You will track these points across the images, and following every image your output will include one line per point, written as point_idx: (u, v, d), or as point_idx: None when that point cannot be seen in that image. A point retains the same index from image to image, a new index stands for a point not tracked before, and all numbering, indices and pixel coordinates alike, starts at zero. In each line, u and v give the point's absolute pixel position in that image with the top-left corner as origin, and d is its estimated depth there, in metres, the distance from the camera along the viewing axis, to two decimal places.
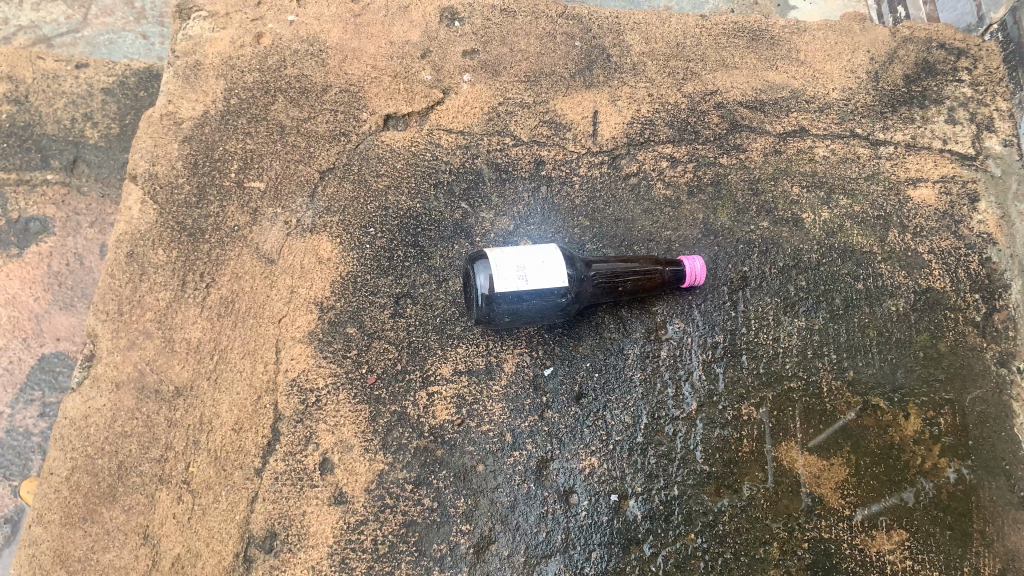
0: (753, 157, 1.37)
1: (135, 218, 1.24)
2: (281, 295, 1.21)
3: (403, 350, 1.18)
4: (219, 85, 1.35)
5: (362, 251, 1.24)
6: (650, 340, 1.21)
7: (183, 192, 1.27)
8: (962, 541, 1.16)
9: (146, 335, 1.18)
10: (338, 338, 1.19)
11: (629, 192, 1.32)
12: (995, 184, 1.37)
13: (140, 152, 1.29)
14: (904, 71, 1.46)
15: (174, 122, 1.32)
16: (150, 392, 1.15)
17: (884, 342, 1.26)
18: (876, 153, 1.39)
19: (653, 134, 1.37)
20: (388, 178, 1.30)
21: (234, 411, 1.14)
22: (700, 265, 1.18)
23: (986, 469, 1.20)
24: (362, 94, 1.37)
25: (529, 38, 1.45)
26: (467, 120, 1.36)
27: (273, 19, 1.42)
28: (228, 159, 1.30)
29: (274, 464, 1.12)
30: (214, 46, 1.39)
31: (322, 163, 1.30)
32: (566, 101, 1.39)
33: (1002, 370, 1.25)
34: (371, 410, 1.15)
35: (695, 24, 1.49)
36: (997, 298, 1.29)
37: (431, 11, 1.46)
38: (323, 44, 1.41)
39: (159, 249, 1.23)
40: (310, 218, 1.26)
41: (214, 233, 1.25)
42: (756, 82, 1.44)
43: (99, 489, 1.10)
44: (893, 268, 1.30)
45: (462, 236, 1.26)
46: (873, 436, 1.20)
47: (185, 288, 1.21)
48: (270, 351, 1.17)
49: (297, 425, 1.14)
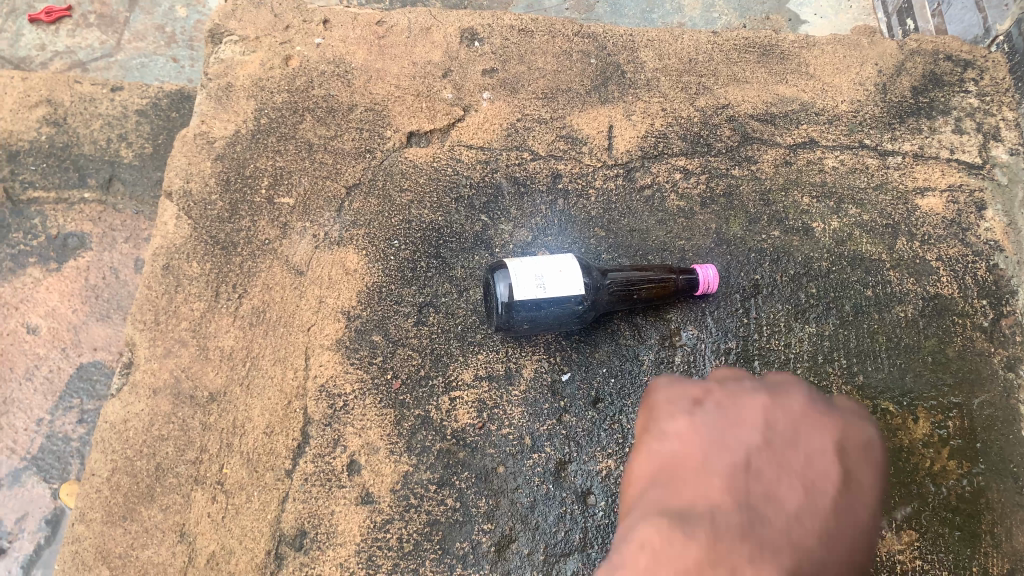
0: (764, 169, 1.41)
1: (170, 233, 1.31)
2: (309, 305, 1.27)
3: (426, 357, 1.23)
4: (250, 105, 1.42)
5: (387, 262, 1.30)
6: (665, 346, 1.26)
7: (215, 208, 1.33)
8: (971, 542, 1.18)
9: (181, 344, 1.23)
10: (365, 346, 1.24)
11: (643, 204, 1.37)
12: (1002, 192, 1.40)
13: (175, 170, 1.36)
14: (911, 83, 1.50)
15: (207, 141, 1.39)
16: (186, 397, 1.20)
17: (893, 347, 1.29)
18: (885, 164, 1.42)
19: (666, 146, 1.42)
20: (411, 193, 1.36)
21: (266, 415, 1.19)
22: (713, 273, 1.21)
23: (994, 471, 1.22)
24: (386, 112, 1.43)
25: (545, 57, 1.50)
26: (487, 136, 1.41)
27: (301, 42, 1.49)
28: (259, 176, 1.36)
29: (304, 465, 1.17)
30: (245, 68, 1.46)
31: (348, 178, 1.36)
32: (582, 117, 1.44)
33: (1009, 375, 1.28)
34: (396, 414, 1.20)
35: (706, 41, 1.54)
36: (1004, 304, 1.32)
37: (451, 32, 1.51)
38: (348, 65, 1.47)
39: (194, 262, 1.29)
40: (338, 231, 1.32)
41: (246, 246, 1.30)
42: (767, 96, 1.48)
43: (139, 489, 1.15)
44: (902, 275, 1.34)
45: (481, 248, 1.31)
46: (883, 439, 1.23)
47: (218, 298, 1.26)
48: (299, 358, 1.22)
49: (326, 429, 1.19)
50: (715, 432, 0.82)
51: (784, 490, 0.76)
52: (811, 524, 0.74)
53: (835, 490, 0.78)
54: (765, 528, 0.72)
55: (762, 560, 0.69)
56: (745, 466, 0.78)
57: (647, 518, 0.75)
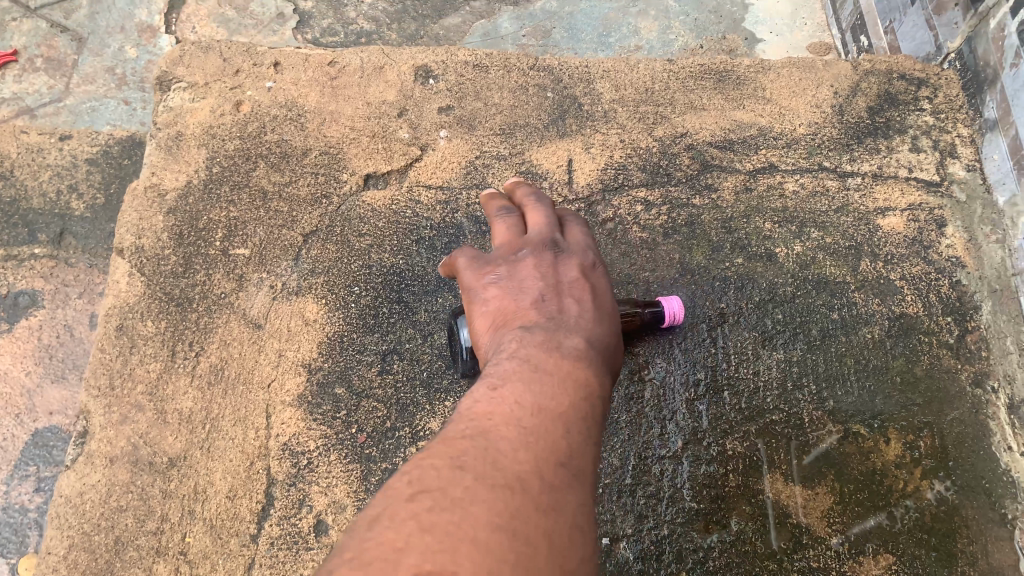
0: (725, 196, 1.40)
1: (123, 292, 1.29)
2: (269, 359, 1.24)
3: (391, 407, 1.20)
4: (201, 155, 1.39)
5: (348, 310, 1.27)
6: (634, 381, 1.26)
7: (169, 263, 1.31)
8: (948, 562, 1.15)
9: (138, 408, 1.21)
10: (328, 400, 1.21)
11: (607, 238, 1.35)
12: (961, 209, 1.40)
13: (126, 226, 1.34)
14: (867, 103, 1.51)
15: (158, 195, 1.36)
16: (144, 464, 1.18)
17: (862, 370, 1.28)
18: (845, 185, 1.42)
19: (627, 178, 1.41)
20: (370, 237, 1.33)
21: (227, 478, 1.17)
22: (678, 306, 1.21)
23: (967, 489, 1.20)
24: (341, 155, 1.40)
25: (501, 92, 1.48)
26: (446, 175, 1.39)
27: (251, 87, 1.47)
28: (212, 228, 1.33)
29: (269, 528, 1.14)
30: (194, 116, 1.43)
31: (305, 225, 1.33)
32: (540, 151, 1.43)
33: (977, 391, 1.26)
34: (362, 469, 1.17)
35: (662, 69, 1.53)
36: (968, 320, 1.31)
37: (405, 71, 1.50)
38: (301, 109, 1.44)
39: (148, 321, 1.27)
40: (296, 280, 1.29)
41: (202, 301, 1.28)
42: (725, 122, 1.47)
43: (98, 565, 1.12)
44: (867, 296, 1.33)
45: (445, 290, 1.28)
46: (855, 463, 1.22)
47: (175, 358, 1.24)
48: (260, 417, 1.20)
49: (290, 489, 1.16)
50: (519, 274, 0.98)
51: (579, 323, 0.91)
52: (599, 333, 0.91)
53: (611, 314, 0.97)
54: (573, 342, 0.87)
55: (584, 370, 0.83)
56: (540, 300, 0.94)
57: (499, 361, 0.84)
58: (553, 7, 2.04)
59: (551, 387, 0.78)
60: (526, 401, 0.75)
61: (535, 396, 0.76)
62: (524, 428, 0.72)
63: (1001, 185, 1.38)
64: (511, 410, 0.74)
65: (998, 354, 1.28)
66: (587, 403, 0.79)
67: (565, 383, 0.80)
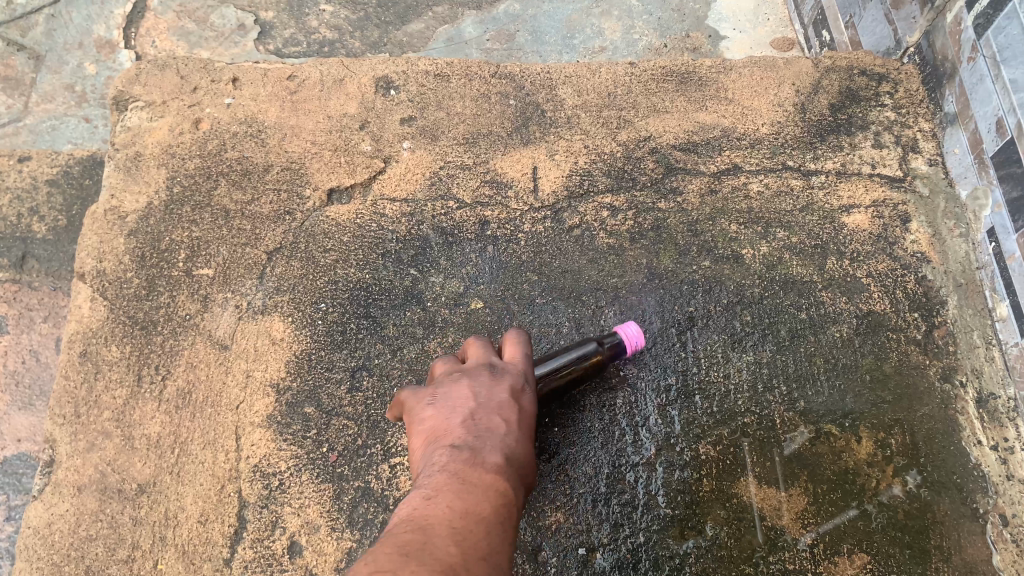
0: (690, 199, 1.40)
1: (86, 317, 1.27)
2: (236, 381, 1.23)
3: (362, 425, 1.20)
4: (161, 174, 1.38)
5: (315, 328, 1.26)
6: (606, 388, 1.25)
7: (132, 286, 1.30)
8: (922, 559, 1.16)
9: (105, 435, 1.20)
10: (297, 419, 1.20)
11: (574, 244, 1.35)
12: (924, 204, 1.40)
13: (87, 250, 1.32)
14: (829, 100, 1.51)
15: (118, 217, 1.35)
16: (113, 491, 1.16)
17: (831, 369, 1.28)
18: (809, 184, 1.43)
19: (592, 184, 1.40)
20: (335, 252, 1.32)
21: (198, 503, 1.16)
22: (635, 329, 1.17)
23: (939, 485, 1.21)
24: (304, 170, 1.39)
25: (463, 101, 1.48)
26: (410, 187, 1.38)
27: (210, 104, 1.45)
28: (175, 249, 1.32)
29: (242, 552, 1.13)
30: (153, 135, 1.42)
31: (269, 243, 1.32)
32: (504, 160, 1.42)
33: (946, 386, 1.27)
34: (334, 488, 1.16)
35: (624, 73, 1.54)
36: (936, 315, 1.32)
37: (365, 82, 1.49)
38: (261, 124, 1.43)
39: (113, 346, 1.25)
40: (261, 299, 1.29)
41: (167, 323, 1.27)
42: (688, 124, 1.47)
43: None
44: (835, 295, 1.34)
45: (413, 303, 1.28)
46: (828, 463, 1.22)
47: (141, 382, 1.23)
48: (230, 439, 1.19)
49: (262, 511, 1.15)
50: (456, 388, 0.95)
51: (504, 438, 0.89)
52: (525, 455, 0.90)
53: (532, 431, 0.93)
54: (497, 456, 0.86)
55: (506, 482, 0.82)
56: (473, 415, 0.90)
57: (428, 474, 0.83)
58: (516, 10, 2.03)
59: (472, 504, 0.78)
60: (447, 516, 0.75)
61: (457, 509, 0.76)
62: (448, 540, 0.72)
63: (963, 179, 1.39)
64: (442, 514, 0.74)
65: (965, 348, 1.29)
66: (507, 519, 0.79)
67: (488, 493, 0.80)
